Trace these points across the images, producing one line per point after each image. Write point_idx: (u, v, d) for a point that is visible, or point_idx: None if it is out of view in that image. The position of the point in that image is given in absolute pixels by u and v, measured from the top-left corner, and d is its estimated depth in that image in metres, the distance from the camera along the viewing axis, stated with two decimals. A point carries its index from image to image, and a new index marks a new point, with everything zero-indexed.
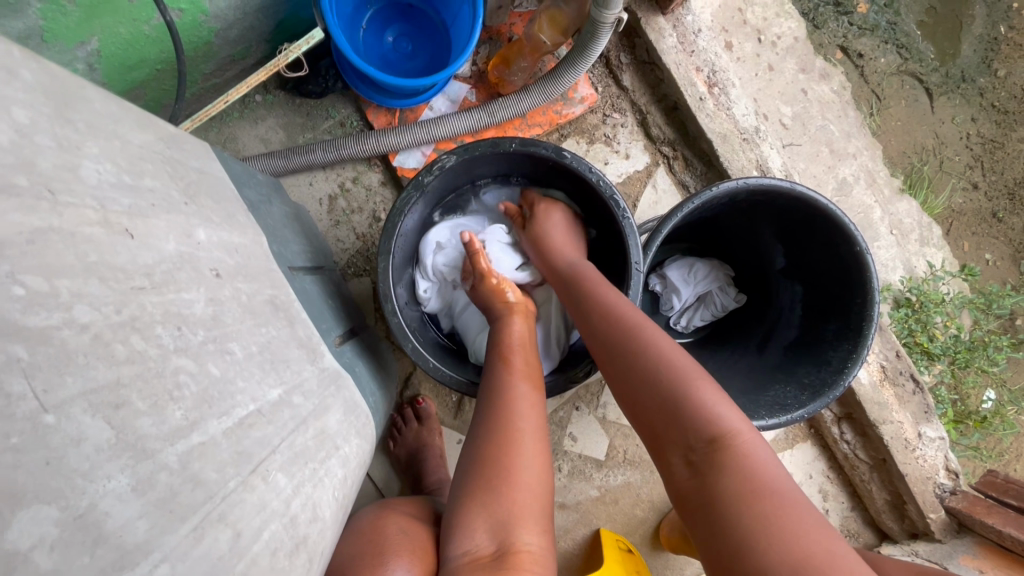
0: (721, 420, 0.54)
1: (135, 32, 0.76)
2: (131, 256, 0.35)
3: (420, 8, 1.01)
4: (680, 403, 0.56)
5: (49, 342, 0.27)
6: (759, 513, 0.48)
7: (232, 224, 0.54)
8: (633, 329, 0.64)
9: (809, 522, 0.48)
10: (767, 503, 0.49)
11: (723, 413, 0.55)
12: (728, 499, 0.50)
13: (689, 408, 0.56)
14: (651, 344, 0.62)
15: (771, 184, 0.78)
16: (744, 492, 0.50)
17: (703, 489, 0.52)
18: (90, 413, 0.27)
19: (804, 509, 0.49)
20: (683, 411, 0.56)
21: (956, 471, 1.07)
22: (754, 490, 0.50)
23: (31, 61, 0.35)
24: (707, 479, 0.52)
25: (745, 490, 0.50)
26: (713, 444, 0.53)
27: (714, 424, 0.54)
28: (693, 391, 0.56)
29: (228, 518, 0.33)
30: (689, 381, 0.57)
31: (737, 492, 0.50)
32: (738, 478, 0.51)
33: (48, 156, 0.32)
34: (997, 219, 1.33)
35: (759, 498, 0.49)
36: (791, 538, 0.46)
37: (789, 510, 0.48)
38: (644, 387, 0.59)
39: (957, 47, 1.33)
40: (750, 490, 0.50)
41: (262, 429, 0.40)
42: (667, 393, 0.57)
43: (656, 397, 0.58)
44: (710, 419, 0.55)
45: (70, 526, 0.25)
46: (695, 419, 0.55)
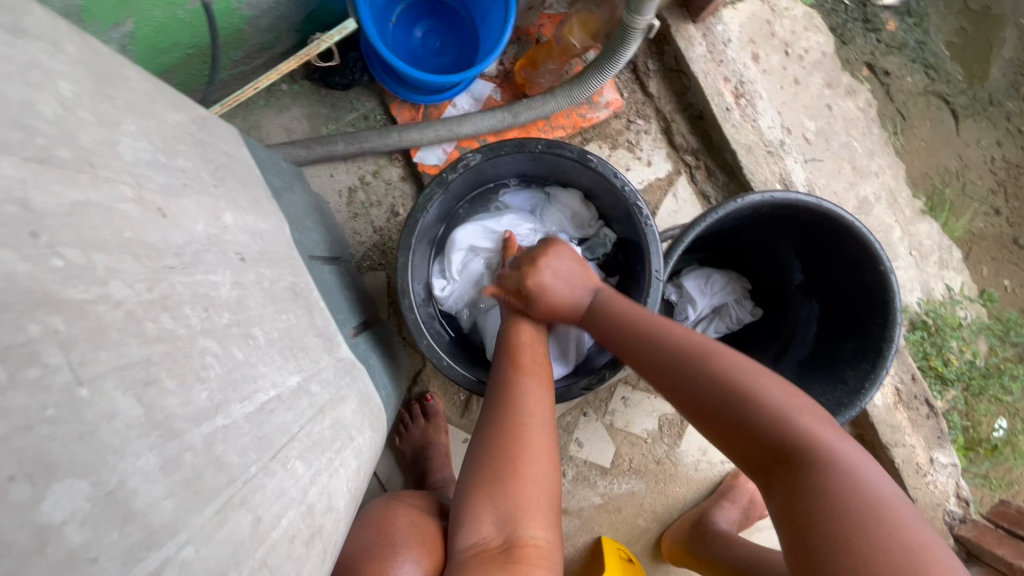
0: (799, 432, 0.53)
1: (169, 15, 0.76)
2: (164, 234, 0.35)
3: (450, 5, 1.01)
4: (753, 412, 0.55)
5: (85, 315, 0.26)
6: (874, 521, 0.47)
7: (257, 209, 0.53)
8: (687, 337, 0.62)
9: (912, 518, 0.48)
10: (866, 511, 0.48)
11: (800, 420, 0.54)
12: (835, 512, 0.48)
13: (776, 419, 0.54)
14: (712, 350, 0.60)
15: (796, 199, 0.77)
16: (845, 507, 0.48)
17: (796, 505, 0.51)
18: (122, 388, 0.27)
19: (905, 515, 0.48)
20: (763, 424, 0.54)
21: (966, 499, 1.06)
22: (862, 496, 0.49)
23: (75, 36, 0.35)
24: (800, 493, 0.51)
25: (851, 505, 0.48)
26: (802, 457, 0.52)
27: (795, 432, 0.53)
28: (767, 402, 0.55)
29: (249, 502, 0.33)
30: (759, 388, 0.56)
31: (850, 502, 0.48)
32: (834, 489, 0.49)
33: (88, 131, 0.32)
34: (1018, 245, 1.31)
35: (863, 506, 0.48)
36: (897, 542, 0.46)
37: (890, 515, 0.48)
38: (709, 395, 0.58)
39: (987, 69, 1.32)
40: (858, 495, 0.49)
41: (281, 416, 0.40)
42: (741, 403, 0.56)
43: (735, 416, 0.56)
44: (799, 431, 0.53)
45: (101, 502, 0.25)
46: (778, 431, 0.54)
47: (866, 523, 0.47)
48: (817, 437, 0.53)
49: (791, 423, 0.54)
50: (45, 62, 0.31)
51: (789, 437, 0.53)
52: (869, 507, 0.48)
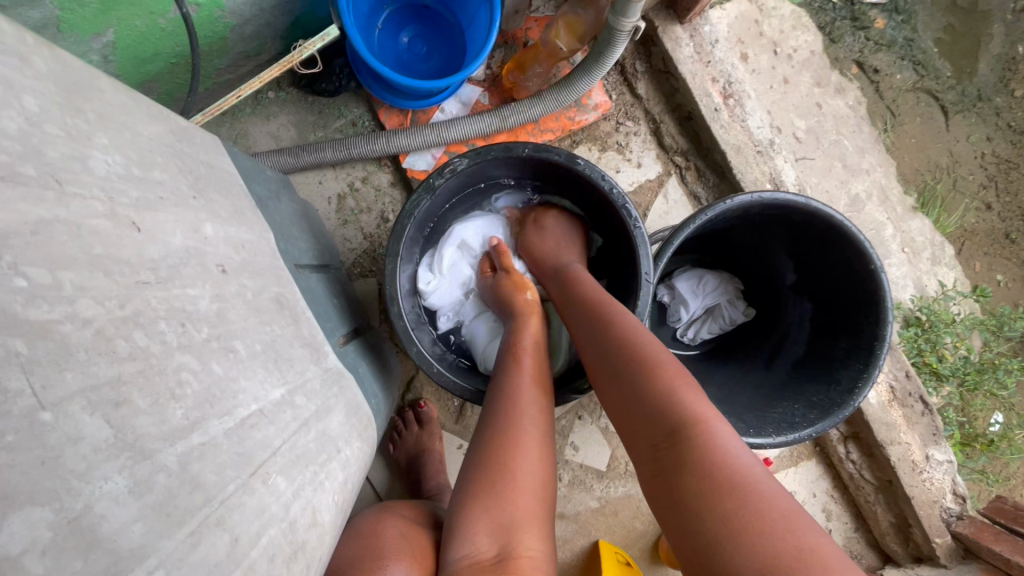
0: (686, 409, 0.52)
1: (151, 25, 0.76)
2: (138, 249, 0.34)
3: (436, 10, 1.00)
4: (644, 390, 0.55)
5: (49, 336, 0.26)
6: (722, 501, 0.45)
7: (240, 220, 0.53)
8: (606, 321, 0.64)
9: (772, 509, 0.44)
10: (723, 489, 0.46)
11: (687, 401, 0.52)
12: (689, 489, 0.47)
13: (661, 399, 0.53)
14: (621, 334, 0.61)
15: (784, 199, 0.77)
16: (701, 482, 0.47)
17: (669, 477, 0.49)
18: (89, 410, 0.26)
19: (773, 496, 0.46)
20: (652, 403, 0.53)
21: (964, 495, 1.06)
22: (718, 476, 0.47)
23: (44, 49, 0.35)
24: (676, 469, 0.49)
25: (712, 479, 0.47)
26: (673, 434, 0.51)
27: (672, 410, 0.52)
28: (662, 388, 0.54)
29: (225, 522, 0.32)
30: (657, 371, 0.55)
31: (700, 480, 0.47)
32: (696, 467, 0.48)
33: (56, 146, 0.31)
34: (1010, 240, 1.32)
35: (723, 484, 0.46)
36: (753, 518, 0.44)
37: (750, 491, 0.45)
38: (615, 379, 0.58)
39: (975, 65, 1.32)
40: (712, 477, 0.47)
41: (263, 430, 0.39)
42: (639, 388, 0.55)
43: (627, 392, 0.56)
44: (681, 413, 0.51)
45: (63, 530, 0.24)
46: (661, 410, 0.53)
47: (719, 505, 0.45)
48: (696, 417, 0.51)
49: (677, 404, 0.52)
50: (10, 77, 0.30)
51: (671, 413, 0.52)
52: (726, 481, 0.46)
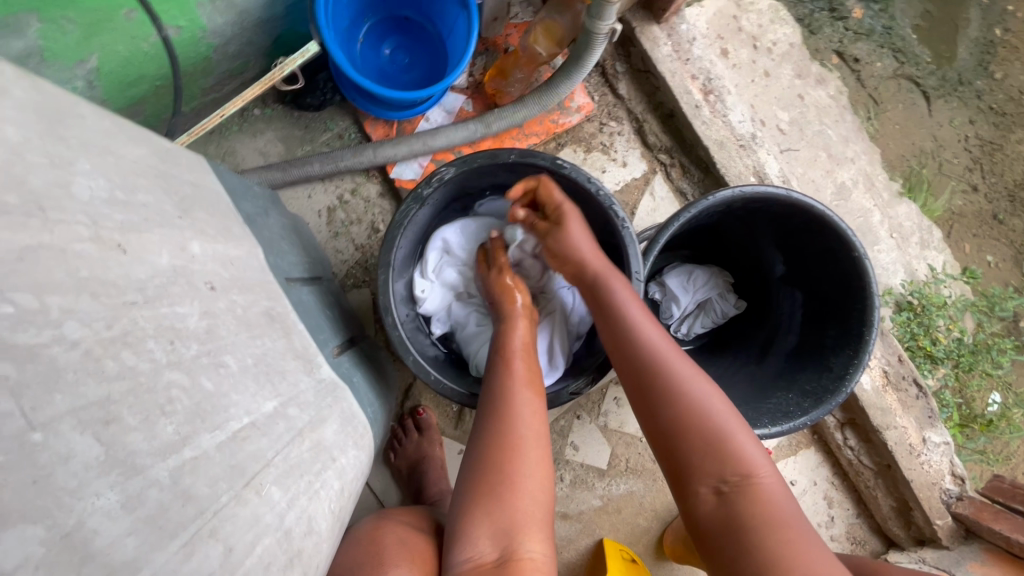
0: (749, 462, 0.59)
1: (134, 49, 0.77)
2: (124, 271, 0.35)
3: (416, 21, 1.02)
4: (710, 436, 0.60)
5: (38, 359, 0.27)
6: (792, 547, 0.54)
7: (228, 237, 0.54)
8: (661, 356, 0.65)
9: (824, 554, 0.54)
10: (788, 539, 0.54)
11: (752, 453, 0.60)
12: (753, 533, 0.55)
13: (733, 453, 0.59)
14: (668, 370, 0.64)
15: (767, 192, 0.78)
16: (771, 526, 0.55)
17: (729, 519, 0.57)
18: (79, 430, 0.27)
19: (816, 548, 0.54)
20: (714, 447, 0.60)
21: (962, 476, 1.07)
22: (781, 525, 0.56)
23: (25, 80, 0.35)
24: (733, 511, 0.57)
25: (770, 525, 0.55)
26: (745, 480, 0.58)
27: (745, 461, 0.59)
28: (729, 439, 0.60)
29: (219, 533, 0.33)
30: (722, 420, 0.61)
31: (767, 526, 0.56)
32: (765, 517, 0.56)
33: (39, 173, 0.32)
34: (997, 221, 1.33)
35: (793, 532, 0.55)
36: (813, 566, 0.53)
37: (801, 541, 0.55)
38: (674, 420, 0.62)
39: (954, 50, 1.33)
40: (780, 524, 0.55)
41: (256, 442, 0.40)
42: (704, 436, 0.60)
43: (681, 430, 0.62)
44: (742, 459, 0.59)
45: (56, 545, 0.25)
46: (732, 461, 0.59)
47: (784, 550, 0.54)
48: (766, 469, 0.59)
49: (737, 450, 0.60)
50: None
51: (732, 464, 0.59)
52: (784, 529, 0.55)
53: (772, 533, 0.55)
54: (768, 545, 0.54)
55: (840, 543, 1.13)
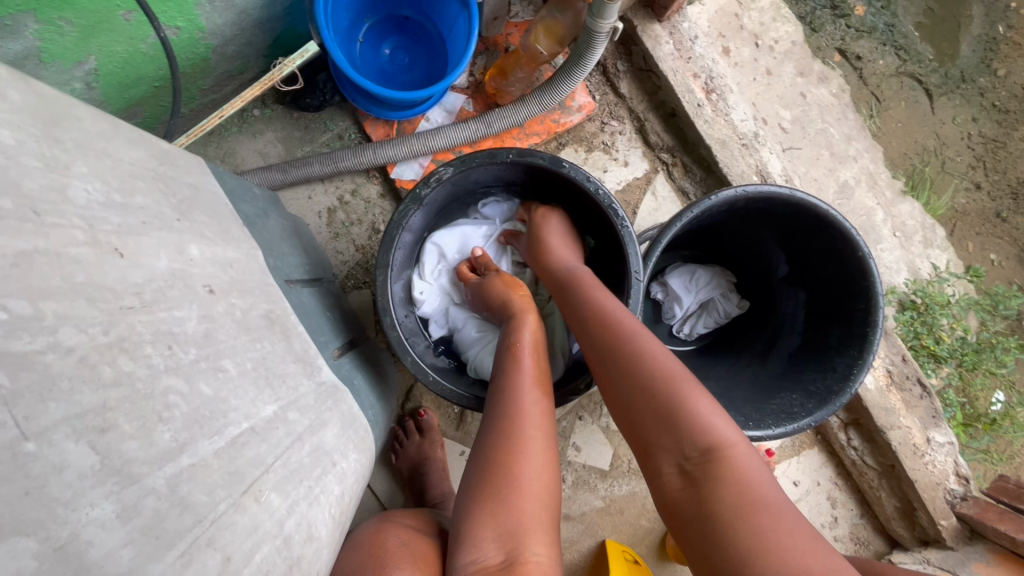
0: (714, 437, 0.55)
1: (132, 50, 0.76)
2: (121, 275, 0.34)
3: (416, 20, 1.01)
4: (671, 411, 0.57)
5: (32, 366, 0.26)
6: (758, 522, 0.49)
7: (227, 239, 0.53)
8: (625, 337, 0.64)
9: (801, 532, 0.48)
10: (755, 516, 0.49)
11: (719, 427, 0.56)
12: (722, 510, 0.51)
13: (695, 427, 0.56)
14: (633, 348, 0.63)
15: (770, 191, 0.78)
16: (738, 502, 0.51)
17: (697, 497, 0.53)
18: (73, 438, 0.27)
19: (795, 525, 0.49)
20: (675, 417, 0.57)
21: (966, 476, 1.06)
22: (751, 502, 0.51)
23: (20, 81, 0.35)
24: (703, 488, 0.53)
25: (741, 500, 0.51)
26: (709, 455, 0.54)
27: (710, 435, 0.55)
28: (694, 414, 0.57)
29: (217, 542, 0.33)
30: (684, 393, 0.58)
31: (736, 503, 0.51)
32: (732, 492, 0.51)
33: (34, 177, 0.32)
34: (1001, 219, 1.32)
35: (762, 508, 0.50)
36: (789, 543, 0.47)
37: (777, 517, 0.49)
38: (638, 397, 0.60)
39: (956, 47, 1.33)
40: (746, 499, 0.51)
41: (255, 448, 0.40)
42: (664, 411, 0.58)
43: (642, 406, 0.59)
44: (705, 433, 0.55)
45: (51, 558, 0.24)
46: (694, 436, 0.56)
47: (755, 529, 0.49)
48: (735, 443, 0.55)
49: (699, 423, 0.56)
50: None
51: (696, 438, 0.55)
52: (756, 504, 0.50)
53: (742, 507, 0.50)
54: (738, 521, 0.50)
55: (844, 543, 1.12)
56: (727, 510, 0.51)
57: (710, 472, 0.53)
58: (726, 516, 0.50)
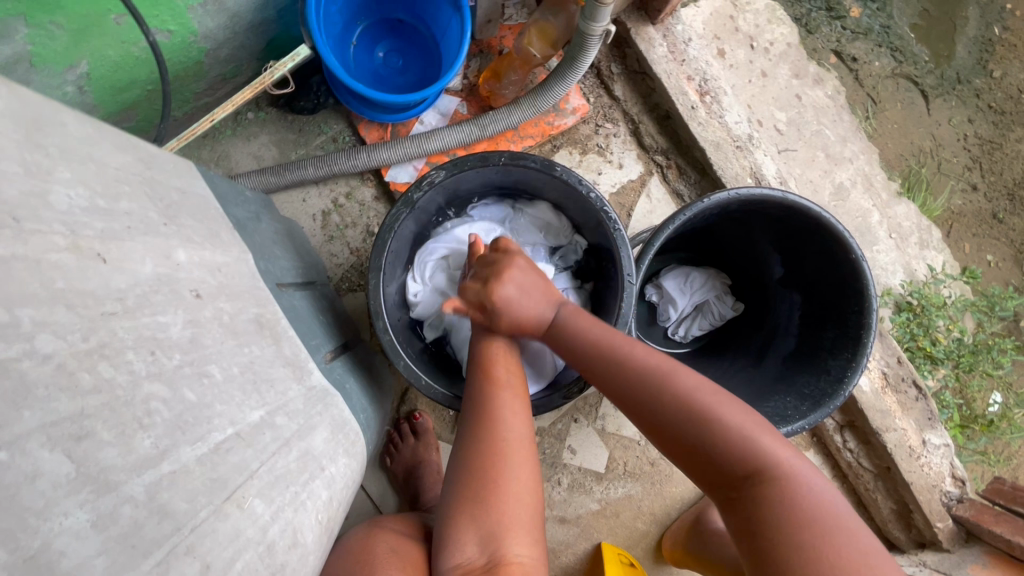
0: (761, 454, 0.55)
1: (124, 53, 0.76)
2: (103, 280, 0.34)
3: (409, 23, 1.01)
4: (713, 435, 0.57)
5: (8, 374, 0.26)
6: (814, 539, 0.49)
7: (215, 243, 0.53)
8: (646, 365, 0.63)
9: (860, 546, 0.49)
10: (814, 536, 0.50)
11: (766, 446, 0.56)
12: (780, 530, 0.51)
13: (738, 450, 0.56)
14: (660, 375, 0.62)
15: (763, 194, 0.78)
16: (795, 521, 0.51)
17: (751, 521, 0.54)
18: (48, 447, 0.27)
19: (859, 531, 0.50)
20: (710, 445, 0.57)
21: (962, 478, 1.06)
22: (807, 516, 0.51)
23: (2, 86, 0.35)
24: (754, 511, 0.54)
25: (793, 518, 0.51)
26: (757, 477, 0.55)
27: (756, 456, 0.55)
28: (732, 434, 0.57)
29: (196, 550, 0.33)
30: (716, 416, 0.58)
31: (790, 519, 0.51)
32: (784, 510, 0.52)
33: (14, 183, 0.31)
34: (997, 220, 1.32)
35: (823, 529, 0.50)
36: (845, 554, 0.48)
37: (834, 525, 0.50)
38: (671, 428, 0.59)
39: (952, 49, 1.33)
40: (799, 517, 0.51)
41: (239, 454, 0.39)
42: (709, 435, 0.58)
43: (677, 432, 0.59)
44: (748, 453, 0.56)
45: (21, 568, 0.24)
46: (741, 458, 0.56)
47: (815, 547, 0.49)
48: (783, 460, 0.55)
49: (740, 442, 0.56)
50: None
51: (739, 461, 0.56)
52: (815, 519, 0.51)
53: (797, 523, 0.51)
54: (798, 539, 0.50)
55: None
56: (780, 530, 0.51)
57: (759, 493, 0.54)
58: (779, 536, 0.51)
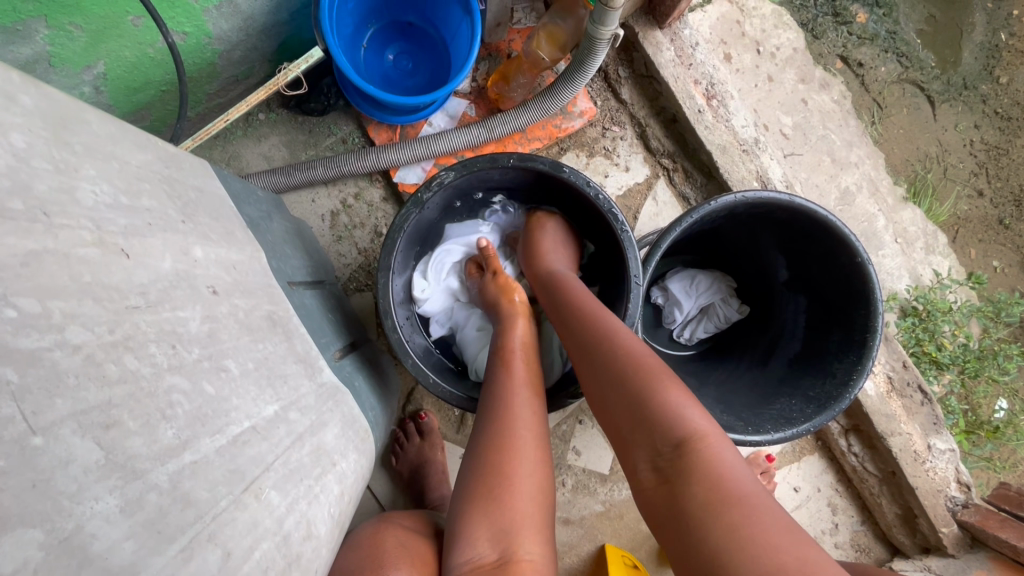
0: (691, 429, 0.52)
1: (140, 54, 0.77)
2: (126, 276, 0.35)
3: (419, 26, 1.02)
4: (645, 405, 0.55)
5: (40, 363, 0.27)
6: (731, 521, 0.46)
7: (230, 241, 0.54)
8: (607, 335, 0.63)
9: (779, 533, 0.45)
10: (731, 518, 0.46)
11: (694, 421, 0.53)
12: (698, 505, 0.48)
13: (670, 419, 0.53)
14: (615, 345, 0.62)
15: (768, 197, 0.78)
16: (714, 498, 0.48)
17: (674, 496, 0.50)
18: (79, 434, 0.28)
19: (777, 521, 0.46)
20: (644, 411, 0.55)
21: (968, 483, 1.05)
22: (729, 498, 0.47)
23: (30, 86, 0.35)
24: (677, 488, 0.50)
25: (713, 497, 0.48)
26: (683, 449, 0.51)
27: (684, 429, 0.53)
28: (668, 403, 0.54)
29: (217, 538, 0.33)
30: (655, 386, 0.56)
31: (710, 498, 0.48)
32: (705, 486, 0.48)
33: (43, 179, 0.32)
34: (1004, 226, 1.32)
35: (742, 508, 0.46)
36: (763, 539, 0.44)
37: (754, 512, 0.46)
38: (612, 395, 0.58)
39: (958, 54, 1.33)
40: (720, 496, 0.48)
41: (256, 446, 0.40)
42: (644, 408, 0.55)
43: (618, 398, 0.58)
44: (679, 425, 0.53)
45: (55, 550, 0.25)
46: (667, 429, 0.53)
47: (732, 532, 0.45)
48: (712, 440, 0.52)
49: (674, 414, 0.54)
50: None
51: (669, 431, 0.53)
52: (734, 501, 0.47)
53: (715, 502, 0.47)
54: (714, 517, 0.47)
55: (844, 550, 1.12)
56: (698, 505, 0.48)
57: (682, 467, 0.51)
58: (697, 512, 0.48)
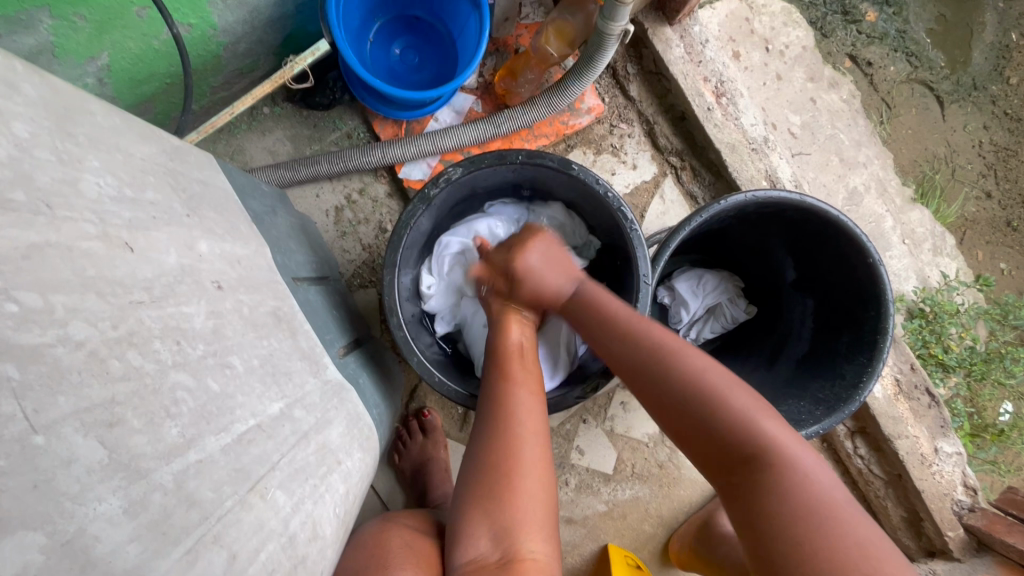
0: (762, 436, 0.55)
1: (144, 46, 0.77)
2: (130, 270, 0.34)
3: (426, 21, 1.01)
4: (712, 419, 0.57)
5: (43, 360, 0.26)
6: (811, 527, 0.49)
7: (235, 235, 0.53)
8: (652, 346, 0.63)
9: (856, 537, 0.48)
10: (813, 523, 0.49)
11: (763, 429, 0.55)
12: (774, 513, 0.51)
13: (737, 431, 0.56)
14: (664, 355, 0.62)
15: (779, 197, 0.77)
16: (790, 507, 0.51)
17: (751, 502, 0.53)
18: (82, 432, 0.27)
19: (855, 521, 0.50)
20: (711, 423, 0.57)
21: (974, 487, 1.05)
22: (809, 503, 0.51)
23: (34, 75, 0.35)
24: (753, 497, 0.53)
25: (789, 504, 0.51)
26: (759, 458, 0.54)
27: (757, 438, 0.55)
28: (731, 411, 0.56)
29: (223, 539, 0.33)
30: (720, 396, 0.57)
31: (789, 506, 0.51)
32: (779, 496, 0.52)
33: (47, 170, 0.32)
34: (1012, 228, 1.31)
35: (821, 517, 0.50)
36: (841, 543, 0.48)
37: (832, 515, 0.50)
38: (672, 407, 0.60)
39: (968, 54, 1.31)
40: (800, 504, 0.51)
41: (261, 445, 0.40)
42: (712, 420, 0.57)
43: (678, 408, 0.59)
44: (752, 434, 0.55)
45: (56, 552, 0.24)
46: (744, 442, 0.55)
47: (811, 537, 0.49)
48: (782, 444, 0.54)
49: (743, 424, 0.56)
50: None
51: (740, 441, 0.55)
52: (813, 507, 0.50)
53: (796, 511, 0.51)
54: (794, 524, 0.50)
55: None
56: (776, 514, 0.51)
57: (754, 478, 0.54)
58: (775, 521, 0.51)
